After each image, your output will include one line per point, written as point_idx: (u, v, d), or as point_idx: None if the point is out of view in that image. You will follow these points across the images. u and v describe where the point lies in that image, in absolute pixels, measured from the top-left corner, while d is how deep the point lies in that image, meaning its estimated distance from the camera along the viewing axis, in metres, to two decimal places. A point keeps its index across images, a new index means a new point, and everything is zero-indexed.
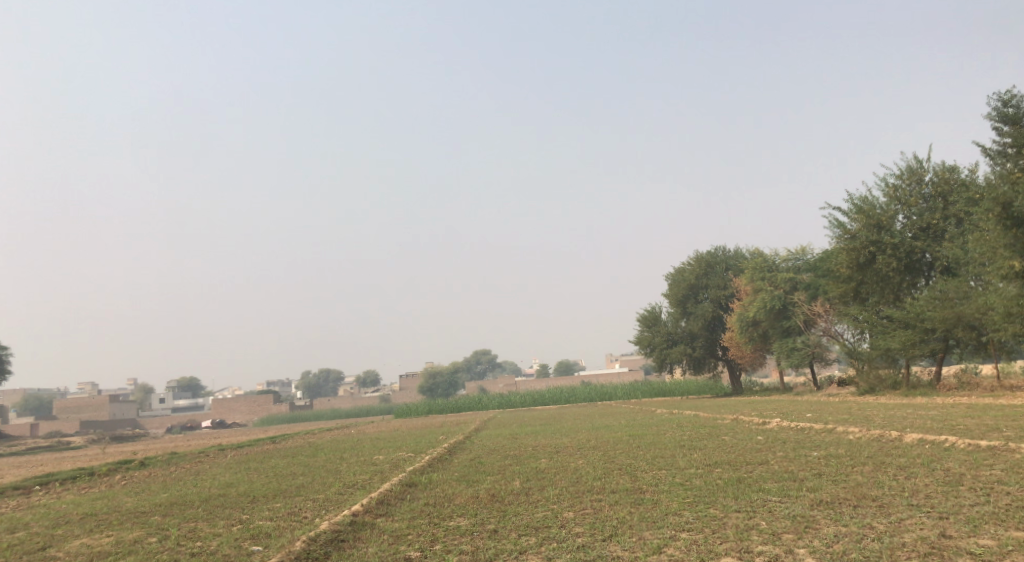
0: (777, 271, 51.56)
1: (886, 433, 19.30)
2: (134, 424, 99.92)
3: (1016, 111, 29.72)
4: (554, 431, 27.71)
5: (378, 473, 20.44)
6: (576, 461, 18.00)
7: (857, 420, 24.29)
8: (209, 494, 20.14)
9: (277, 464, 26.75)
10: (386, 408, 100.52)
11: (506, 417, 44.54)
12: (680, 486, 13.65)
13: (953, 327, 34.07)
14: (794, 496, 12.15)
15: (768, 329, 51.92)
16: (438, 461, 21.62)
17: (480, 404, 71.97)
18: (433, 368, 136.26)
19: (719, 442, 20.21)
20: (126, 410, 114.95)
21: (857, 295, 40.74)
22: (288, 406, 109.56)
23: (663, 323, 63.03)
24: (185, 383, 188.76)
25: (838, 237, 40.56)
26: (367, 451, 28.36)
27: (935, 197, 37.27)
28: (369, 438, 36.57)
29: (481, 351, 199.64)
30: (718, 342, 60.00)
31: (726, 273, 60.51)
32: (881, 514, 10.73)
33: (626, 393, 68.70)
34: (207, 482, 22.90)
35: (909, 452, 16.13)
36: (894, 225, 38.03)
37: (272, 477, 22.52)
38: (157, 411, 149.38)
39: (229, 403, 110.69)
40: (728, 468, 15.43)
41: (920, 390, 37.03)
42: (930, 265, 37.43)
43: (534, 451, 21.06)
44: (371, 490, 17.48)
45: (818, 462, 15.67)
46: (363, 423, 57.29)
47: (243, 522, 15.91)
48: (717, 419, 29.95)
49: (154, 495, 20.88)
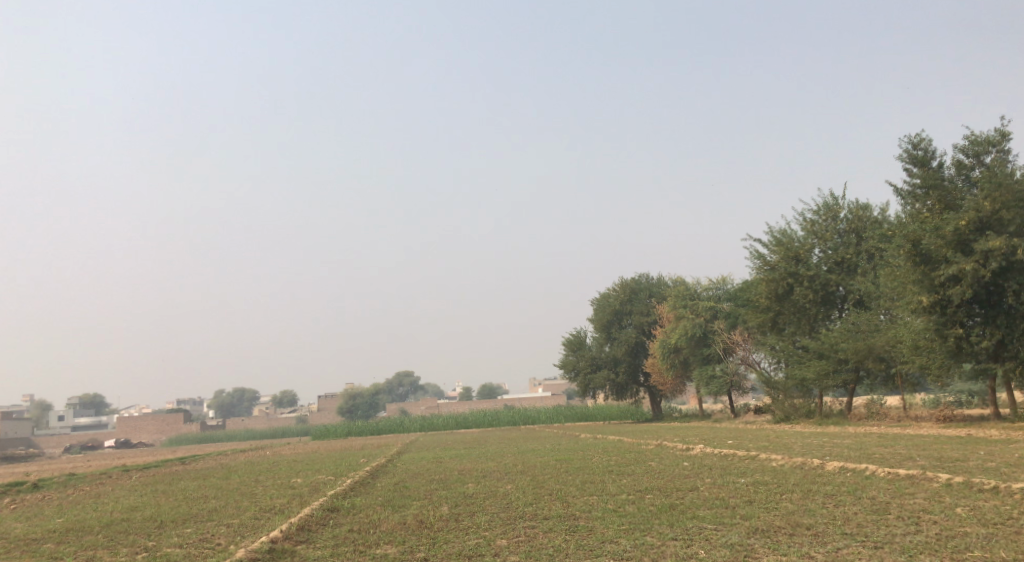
0: (698, 299, 52.41)
1: (808, 461, 19.56)
2: (29, 443, 94.52)
3: (925, 153, 31.02)
4: (479, 454, 27.25)
5: (297, 498, 19.59)
6: (504, 486, 17.60)
7: (777, 447, 24.68)
8: (111, 519, 18.95)
9: (188, 487, 25.49)
10: (303, 429, 97.82)
11: (428, 441, 43.77)
12: (613, 513, 13.43)
13: (864, 358, 35.10)
14: (729, 523, 12.08)
15: (688, 356, 52.74)
16: (360, 484, 20.95)
17: (401, 426, 70.74)
18: (354, 390, 133.72)
19: (646, 467, 20.17)
20: (20, 428, 108.71)
21: (775, 325, 41.75)
22: (199, 426, 105.60)
23: (587, 347, 63.44)
24: (89, 401, 180.07)
25: (758, 268, 41.51)
26: (285, 473, 27.36)
27: (849, 233, 38.52)
28: (285, 460, 35.30)
29: (403, 373, 197.47)
30: (640, 368, 60.65)
31: (650, 300, 61.24)
32: (817, 542, 10.73)
33: (549, 417, 68.62)
34: (109, 505, 21.56)
35: (833, 479, 16.34)
36: (811, 258, 39.12)
37: (181, 501, 21.37)
38: (56, 429, 141.82)
39: (135, 422, 105.89)
40: (658, 494, 15.32)
41: (832, 419, 38.06)
42: (843, 298, 38.57)
43: (460, 474, 20.60)
44: (291, 515, 16.73)
45: (747, 489, 15.75)
46: (278, 445, 55.44)
47: (148, 550, 14.91)
48: (640, 444, 30.00)
49: (49, 520, 19.55)
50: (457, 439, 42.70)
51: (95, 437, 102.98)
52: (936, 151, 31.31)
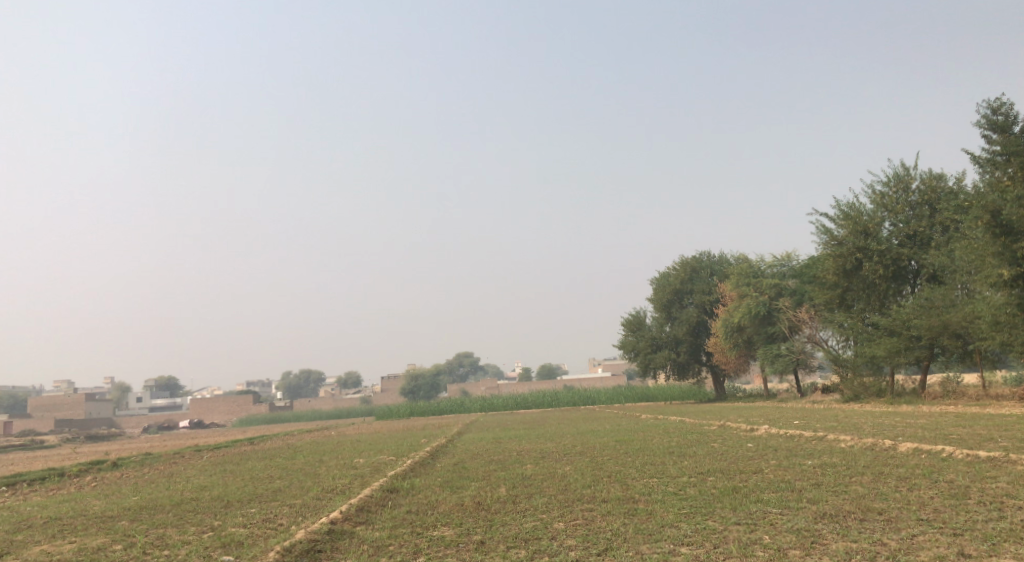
0: (762, 277, 51.19)
1: (879, 442, 18.84)
2: (109, 423, 98.31)
3: (1005, 119, 29.44)
4: (538, 435, 27.12)
5: (358, 478, 19.73)
6: (562, 468, 17.38)
7: (847, 427, 23.85)
8: (181, 497, 19.41)
9: (254, 467, 26.05)
10: (367, 410, 99.31)
11: (489, 420, 43.85)
12: (673, 496, 13.08)
13: (939, 335, 33.76)
14: (795, 507, 11.64)
15: (752, 335, 51.64)
16: (420, 465, 21.01)
17: (462, 407, 71.17)
18: (416, 371, 135.32)
19: (709, 449, 19.70)
20: (101, 410, 113.16)
21: (843, 302, 40.49)
22: (268, 407, 108.29)
23: (647, 327, 62.70)
24: (163, 383, 186.35)
25: (825, 243, 40.23)
26: (347, 453, 27.70)
27: (921, 205, 36.98)
28: (348, 440, 35.79)
29: (464, 355, 199.14)
30: (703, 347, 59.68)
31: (711, 279, 60.03)
32: (890, 529, 10.24)
33: (609, 397, 68.15)
34: (180, 485, 22.09)
35: (907, 462, 15.65)
36: (881, 232, 37.73)
37: (248, 480, 21.77)
38: (134, 410, 147.23)
39: (208, 403, 109.11)
40: (721, 477, 14.89)
41: (905, 398, 36.83)
42: (916, 273, 37.15)
43: (519, 455, 20.47)
44: (351, 495, 16.83)
45: (815, 471, 15.20)
46: (343, 426, 56.37)
47: (214, 530, 15.15)
48: (703, 425, 29.45)
49: (124, 498, 20.11)
50: (517, 419, 42.66)
51: (171, 418, 106.54)
52: (1017, 116, 29.68)
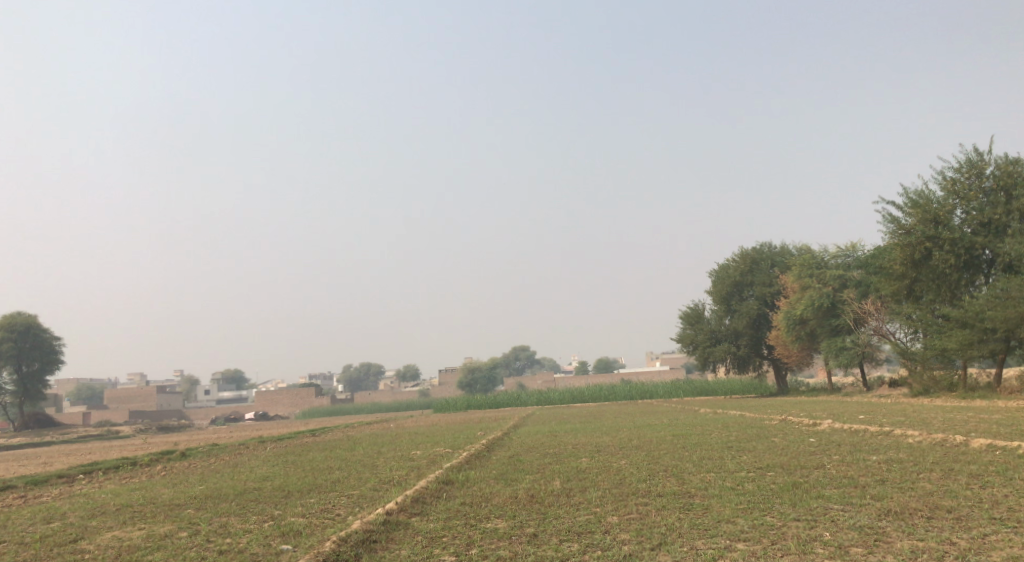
0: (825, 268, 49.94)
1: (949, 438, 18.19)
2: (179, 415, 101.33)
3: None
4: (595, 429, 26.94)
5: (414, 470, 19.87)
6: (618, 461, 17.20)
7: (914, 422, 23.08)
8: (244, 487, 19.82)
9: (316, 457, 26.48)
10: (426, 402, 100.16)
11: (547, 414, 43.73)
12: (731, 491, 12.81)
13: (1015, 327, 32.44)
14: (858, 504, 11.28)
15: (815, 327, 50.43)
16: (476, 457, 21.07)
17: (520, 400, 71.21)
18: (474, 364, 135.93)
19: (770, 444, 19.29)
20: (172, 401, 116.67)
21: (911, 293, 39.22)
22: (330, 400, 110.25)
23: (706, 320, 61.77)
24: (230, 376, 191.41)
25: (892, 232, 38.99)
26: (406, 445, 27.96)
27: (996, 192, 35.52)
28: (406, 433, 36.14)
29: (522, 348, 199.69)
30: (764, 340, 58.55)
31: (772, 270, 58.82)
32: (960, 527, 9.86)
33: (668, 391, 67.43)
34: (244, 475, 22.61)
35: (979, 459, 15.05)
36: (952, 220, 36.36)
37: (309, 471, 22.14)
38: (202, 402, 151.35)
39: (273, 396, 111.55)
40: (782, 472, 14.53)
41: (978, 392, 35.51)
42: (990, 262, 35.78)
43: (575, 449, 20.34)
44: (407, 486, 16.96)
45: (880, 467, 14.72)
46: (403, 418, 56.92)
47: (274, 519, 15.41)
48: (764, 419, 28.88)
49: (191, 487, 20.68)
50: (575, 413, 42.62)
51: (238, 409, 109.16)
52: None
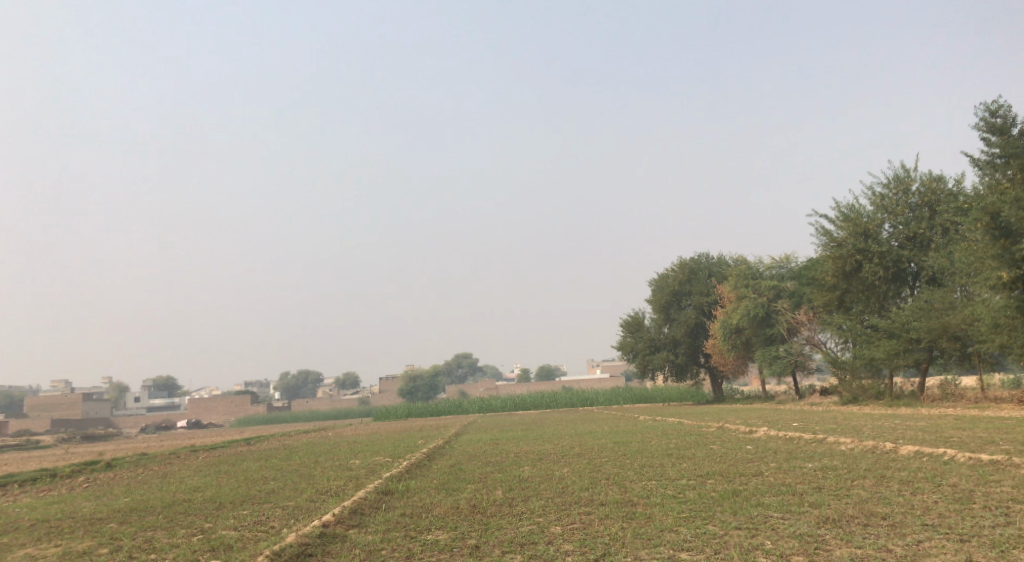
0: (760, 278, 50.99)
1: (879, 445, 18.63)
2: (106, 423, 97.97)
3: (1004, 120, 27.89)
4: (536, 436, 26.92)
5: (352, 480, 19.47)
6: (560, 470, 17.12)
7: (846, 430, 23.65)
8: (172, 499, 19.12)
9: (249, 467, 25.79)
10: (365, 410, 98.92)
11: (487, 422, 43.55)
12: (672, 499, 12.85)
13: (938, 337, 33.49)
14: (797, 512, 11.41)
15: (750, 336, 51.41)
16: (416, 466, 20.78)
17: (460, 407, 70.86)
18: (414, 372, 134.93)
19: (708, 451, 19.52)
20: (98, 410, 112.76)
21: (842, 304, 40.26)
22: (266, 407, 108.01)
23: (646, 329, 62.49)
24: (162, 383, 186.12)
25: (824, 245, 40.01)
26: (344, 454, 27.43)
27: (921, 207, 36.75)
28: (345, 441, 35.58)
29: (463, 355, 199.27)
30: (701, 349, 59.47)
31: (710, 280, 59.89)
32: (894, 534, 10.06)
33: (608, 398, 67.94)
34: (173, 486, 21.86)
35: (908, 465, 15.44)
36: (881, 233, 37.49)
37: (242, 482, 21.52)
38: (131, 410, 146.41)
39: (206, 403, 108.85)
40: (721, 480, 14.65)
41: (903, 400, 36.60)
42: (915, 275, 36.97)
43: (516, 457, 20.22)
44: (345, 497, 16.59)
45: (816, 474, 14.96)
46: (340, 427, 55.99)
47: (205, 533, 14.88)
48: (701, 426, 29.27)
49: (115, 499, 19.86)
50: (514, 420, 42.46)
51: (168, 418, 106.02)
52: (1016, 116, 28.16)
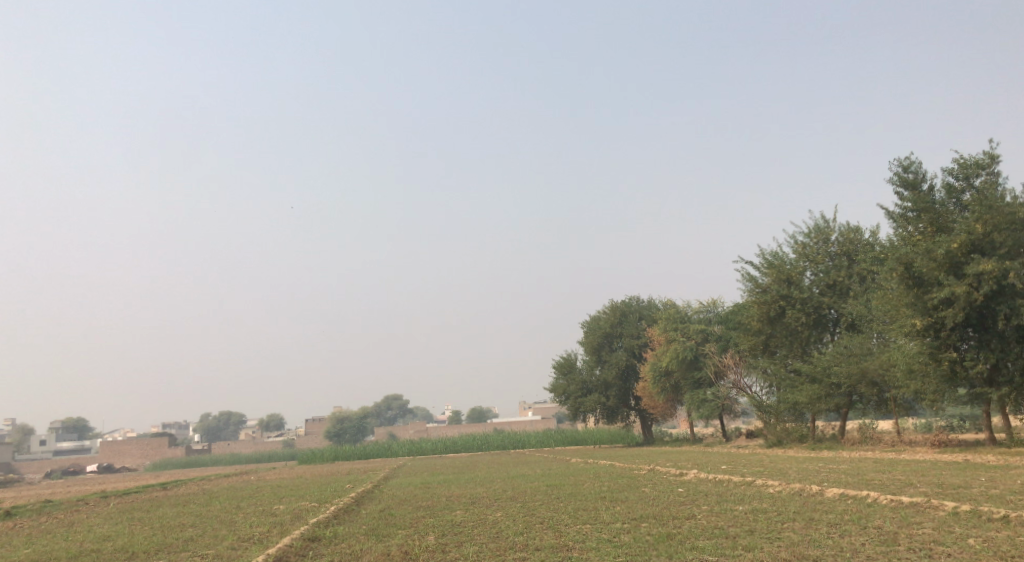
0: (688, 322, 51.91)
1: (806, 488, 18.98)
2: (10, 469, 92.82)
3: (916, 175, 29.21)
4: (467, 480, 26.59)
5: (277, 526, 18.79)
6: (493, 514, 16.88)
7: (774, 472, 24.03)
8: (81, 550, 18.09)
9: (166, 514, 24.67)
10: (290, 454, 96.24)
11: (416, 465, 42.80)
12: (608, 543, 12.78)
13: (858, 382, 34.50)
14: (731, 555, 11.48)
15: (679, 380, 52.15)
16: (344, 512, 20.22)
17: (389, 450, 69.56)
18: (343, 414, 132.28)
19: (641, 494, 19.55)
20: (2, 453, 106.83)
21: (767, 348, 41.23)
22: (185, 450, 104.12)
23: (577, 371, 62.80)
24: (73, 424, 177.88)
25: (750, 290, 41.07)
26: (268, 500, 26.52)
27: (840, 256, 38.12)
28: (269, 486, 34.44)
29: (393, 397, 196.73)
30: (631, 391, 60.00)
31: (640, 323, 60.74)
32: None
33: (539, 440, 67.78)
34: (82, 535, 20.72)
35: (834, 507, 15.75)
36: (803, 280, 38.68)
37: (158, 529, 20.55)
38: (39, 454, 139.22)
39: (120, 446, 104.26)
40: (655, 523, 14.67)
41: (825, 443, 37.50)
42: (835, 321, 38.18)
43: (448, 502, 19.87)
44: (269, 545, 15.97)
45: (746, 517, 15.12)
46: (262, 470, 54.22)
47: None
48: (632, 469, 29.36)
49: (17, 551, 18.68)
50: (445, 463, 41.88)
51: (79, 462, 101.04)
52: (926, 173, 29.42)
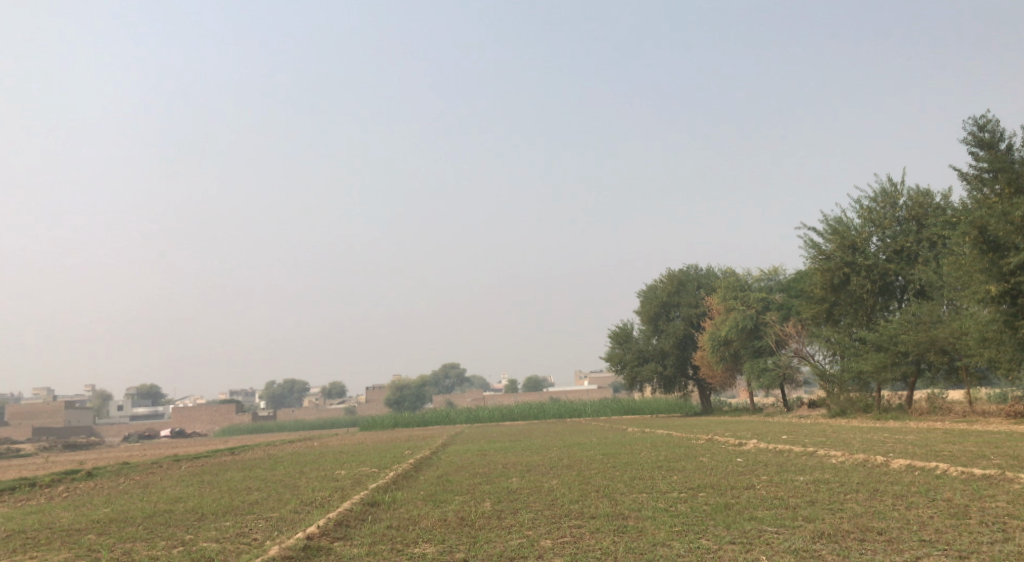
0: (749, 290, 50.99)
1: (870, 458, 18.50)
2: (89, 432, 96.89)
3: (992, 134, 27.90)
4: (524, 447, 26.69)
5: (338, 491, 19.13)
6: (549, 482, 16.88)
7: (836, 443, 23.54)
8: (153, 510, 18.74)
9: (233, 477, 25.37)
10: (351, 420, 98.24)
11: (473, 432, 43.14)
12: (664, 513, 12.63)
13: (926, 351, 33.45)
14: (791, 526, 11.25)
15: (739, 349, 51.37)
16: (404, 477, 20.51)
17: (448, 418, 70.38)
18: (402, 382, 134.33)
19: (698, 463, 19.34)
20: (81, 418, 111.58)
21: (830, 317, 40.20)
22: (251, 417, 107.14)
23: (634, 340, 62.39)
24: (146, 391, 184.75)
25: (813, 257, 40.04)
26: (329, 465, 27.07)
27: (909, 221, 36.77)
28: (331, 451, 35.20)
29: (451, 366, 199.06)
30: (689, 361, 59.37)
31: (699, 291, 59.88)
32: (892, 550, 10.02)
33: (596, 409, 67.76)
34: (154, 496, 21.47)
35: (901, 479, 15.28)
36: (868, 247, 37.51)
37: (225, 492, 21.15)
38: (115, 419, 145.02)
39: (190, 412, 107.82)
40: (713, 492, 14.47)
41: (891, 413, 36.56)
42: (903, 288, 37.01)
43: (505, 468, 19.95)
44: (330, 508, 16.26)
45: (807, 488, 14.79)
46: (325, 436, 55.38)
47: (185, 545, 14.54)
48: (690, 438, 29.09)
49: (94, 510, 19.45)
50: (502, 431, 42.20)
51: (152, 426, 104.91)
52: (1004, 131, 28.05)
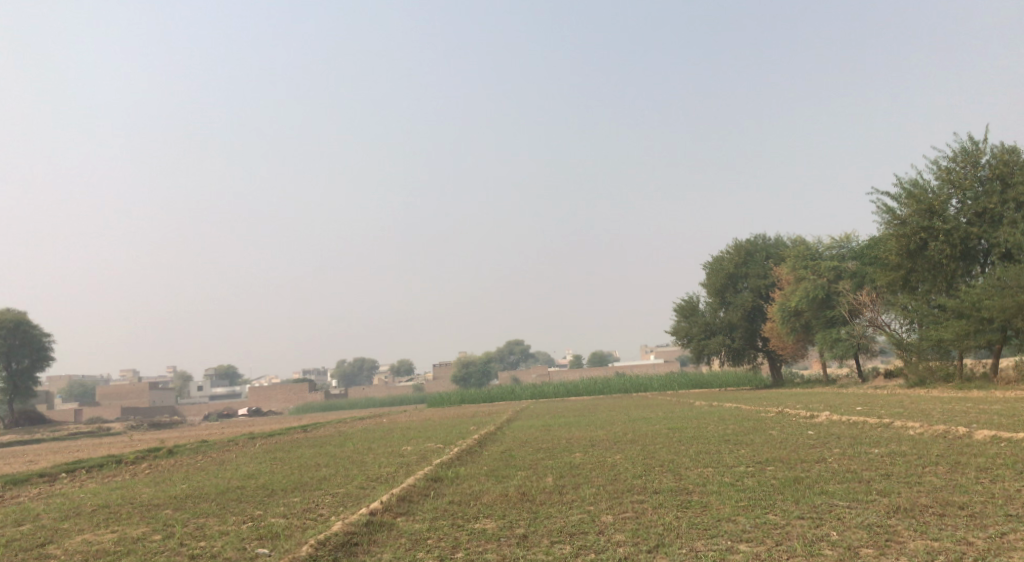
0: (820, 259, 49.44)
1: (951, 429, 17.68)
2: (172, 411, 100.61)
3: None
4: (589, 422, 26.48)
5: (403, 467, 19.28)
6: (613, 456, 16.62)
7: (914, 414, 22.66)
8: (227, 486, 19.22)
9: (304, 454, 25.83)
10: (420, 397, 99.51)
11: (539, 408, 42.97)
12: (731, 487, 12.26)
13: (1013, 316, 31.88)
14: (864, 500, 10.79)
15: (810, 319, 49.98)
16: (468, 453, 20.54)
17: (513, 393, 70.56)
18: (469, 359, 135.57)
19: (767, 437, 18.81)
20: (165, 398, 115.94)
21: (907, 284, 38.68)
22: (324, 395, 109.60)
23: (701, 313, 61.31)
24: (224, 372, 190.98)
25: (888, 223, 38.53)
26: (397, 441, 27.34)
27: (992, 180, 34.92)
28: (399, 428, 35.63)
29: (516, 343, 200.01)
30: (758, 332, 58.08)
31: (767, 262, 58.41)
32: (975, 526, 9.49)
33: (662, 384, 67.00)
34: (228, 472, 22.05)
35: (985, 451, 14.51)
36: (948, 209, 35.86)
37: (295, 469, 21.55)
38: (196, 399, 150.31)
39: (267, 392, 110.75)
40: (782, 466, 14.02)
41: (975, 383, 35.03)
42: (986, 252, 35.28)
43: (568, 444, 19.79)
44: (395, 484, 16.40)
45: (882, 460, 14.19)
46: (394, 414, 56.18)
47: (254, 520, 14.81)
48: (759, 411, 28.35)
49: (173, 486, 20.04)
50: (568, 407, 42.05)
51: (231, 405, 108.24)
52: None
